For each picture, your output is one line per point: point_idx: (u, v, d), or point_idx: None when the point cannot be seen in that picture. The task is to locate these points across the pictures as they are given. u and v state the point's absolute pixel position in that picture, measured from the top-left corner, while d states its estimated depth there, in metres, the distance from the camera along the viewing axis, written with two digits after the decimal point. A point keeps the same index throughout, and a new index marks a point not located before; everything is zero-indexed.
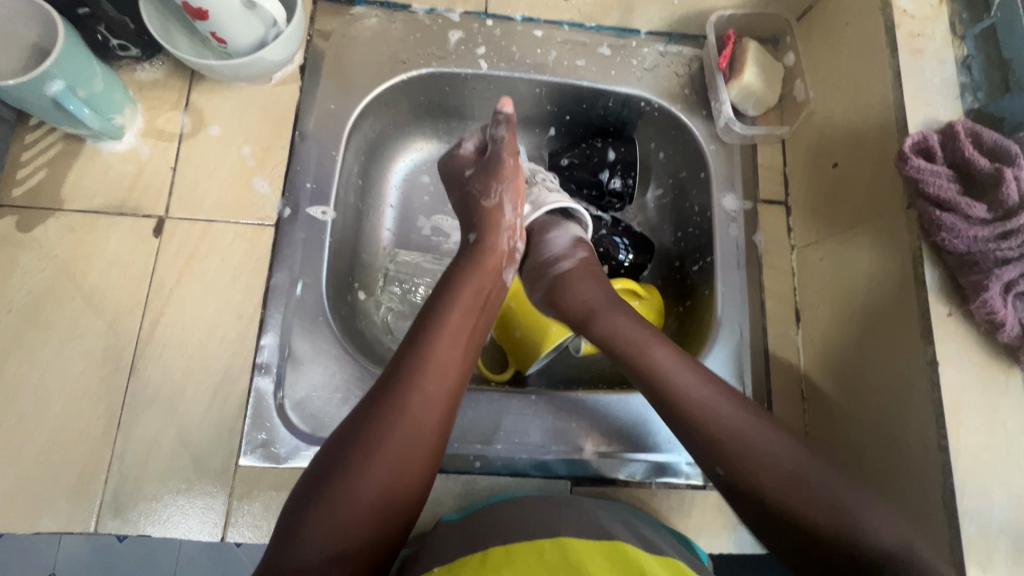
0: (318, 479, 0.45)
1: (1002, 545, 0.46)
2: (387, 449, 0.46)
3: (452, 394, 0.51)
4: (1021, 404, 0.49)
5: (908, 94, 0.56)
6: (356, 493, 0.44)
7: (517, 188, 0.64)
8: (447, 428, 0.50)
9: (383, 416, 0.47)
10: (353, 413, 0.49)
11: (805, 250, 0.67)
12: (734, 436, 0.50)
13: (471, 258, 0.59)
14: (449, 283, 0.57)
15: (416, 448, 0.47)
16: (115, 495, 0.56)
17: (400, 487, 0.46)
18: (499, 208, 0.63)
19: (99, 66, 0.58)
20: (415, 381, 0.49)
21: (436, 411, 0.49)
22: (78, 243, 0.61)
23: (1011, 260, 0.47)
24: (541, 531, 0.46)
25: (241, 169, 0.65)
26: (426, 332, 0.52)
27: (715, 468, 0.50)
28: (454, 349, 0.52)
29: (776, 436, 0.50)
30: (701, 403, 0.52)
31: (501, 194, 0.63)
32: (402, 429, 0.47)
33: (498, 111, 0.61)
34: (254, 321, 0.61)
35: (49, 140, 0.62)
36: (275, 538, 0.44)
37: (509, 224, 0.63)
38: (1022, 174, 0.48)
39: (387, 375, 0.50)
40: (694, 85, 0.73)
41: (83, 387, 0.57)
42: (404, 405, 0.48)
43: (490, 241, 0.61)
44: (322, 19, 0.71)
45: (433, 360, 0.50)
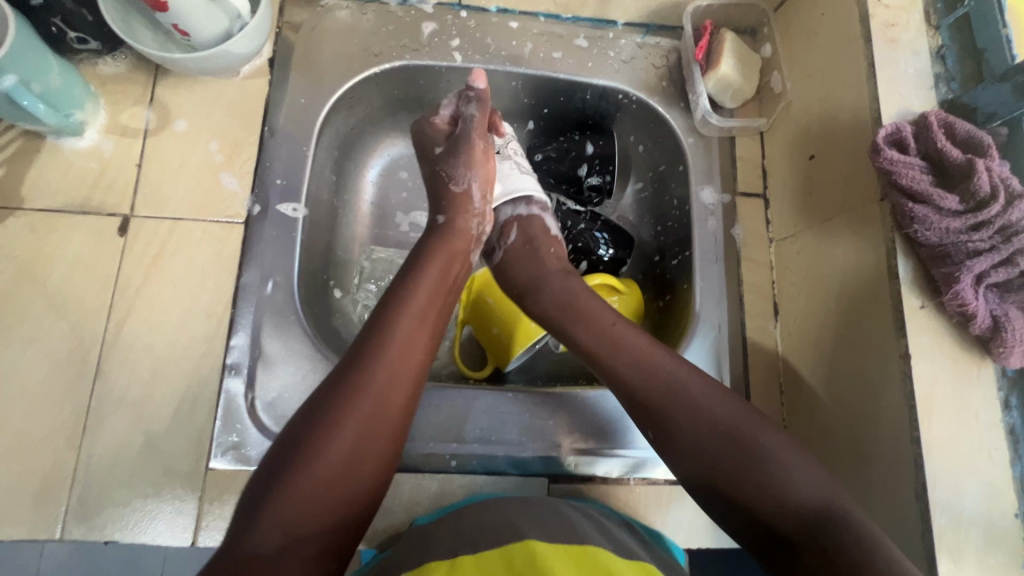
0: (283, 456, 0.44)
1: (972, 536, 0.46)
2: (355, 421, 0.46)
3: (419, 371, 0.50)
4: (993, 395, 0.49)
5: (882, 85, 0.55)
6: (322, 470, 0.43)
7: (486, 177, 0.64)
8: (412, 405, 0.50)
9: (346, 395, 0.46)
10: (316, 393, 0.47)
11: (783, 243, 0.67)
12: (670, 394, 0.51)
13: (438, 238, 0.59)
14: (417, 261, 0.56)
15: (383, 426, 0.47)
16: (81, 501, 0.54)
17: (367, 460, 0.46)
18: (467, 194, 0.63)
19: (56, 59, 0.56)
20: (381, 353, 0.49)
21: (404, 385, 0.49)
22: (39, 243, 0.59)
23: (983, 252, 0.47)
24: (510, 535, 0.45)
25: (209, 165, 0.64)
26: (391, 311, 0.51)
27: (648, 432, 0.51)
28: (420, 323, 0.52)
29: (711, 391, 0.51)
30: (646, 368, 0.53)
31: (470, 181, 0.63)
32: (370, 401, 0.47)
33: (471, 85, 0.63)
34: (224, 321, 0.60)
35: (7, 137, 0.60)
36: (235, 520, 0.43)
37: (479, 211, 0.63)
38: (993, 165, 0.48)
39: (354, 349, 0.49)
40: (672, 76, 0.73)
41: (47, 390, 0.56)
42: (371, 382, 0.47)
43: (459, 224, 0.61)
44: (292, 11, 0.69)
45: (400, 332, 0.50)
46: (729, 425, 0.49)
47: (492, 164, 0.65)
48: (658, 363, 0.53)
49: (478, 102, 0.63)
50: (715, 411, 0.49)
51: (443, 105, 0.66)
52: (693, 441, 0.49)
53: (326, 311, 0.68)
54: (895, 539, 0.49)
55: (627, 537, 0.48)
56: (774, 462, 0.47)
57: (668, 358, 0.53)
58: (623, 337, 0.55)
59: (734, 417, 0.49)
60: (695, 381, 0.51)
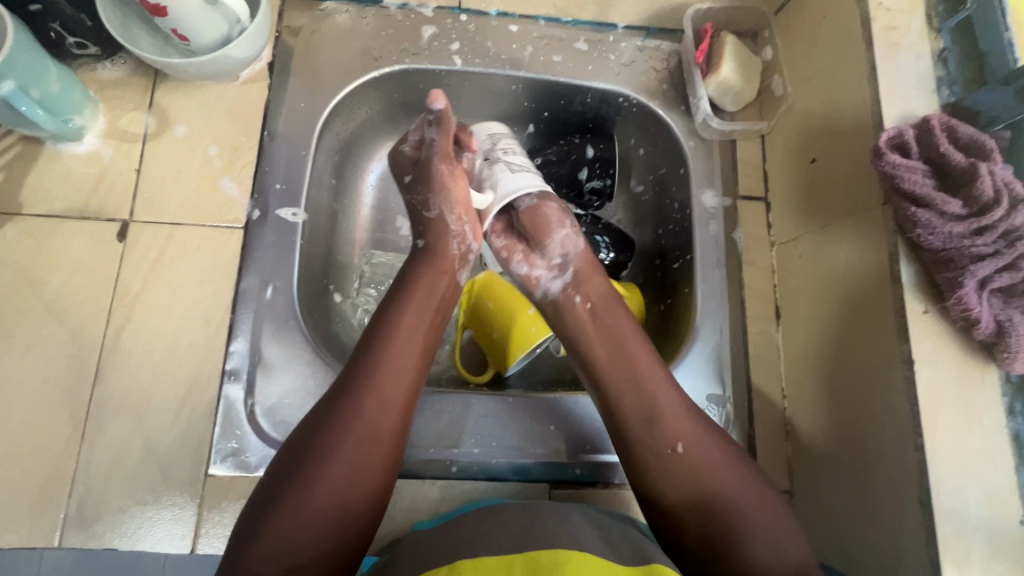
0: (274, 486, 0.44)
1: (977, 543, 0.46)
2: (343, 451, 0.45)
3: (410, 393, 0.50)
4: (997, 401, 0.49)
5: (883, 89, 0.55)
6: (311, 500, 0.43)
7: (457, 194, 0.59)
8: (405, 427, 0.49)
9: (335, 422, 0.46)
10: (307, 421, 0.48)
11: (785, 246, 0.67)
12: (678, 427, 0.51)
13: (424, 261, 0.58)
14: (404, 283, 0.56)
15: (374, 451, 0.47)
16: (79, 508, 0.54)
17: (359, 488, 0.45)
18: (442, 218, 0.60)
19: (54, 65, 0.56)
20: (371, 382, 0.48)
21: (395, 411, 0.48)
22: (39, 248, 0.59)
23: (987, 256, 0.47)
24: (511, 543, 0.44)
25: (208, 170, 0.63)
26: (379, 335, 0.51)
27: (676, 447, 0.50)
28: (410, 348, 0.51)
29: (705, 428, 0.52)
30: (658, 395, 0.52)
31: (442, 204, 0.60)
32: (358, 431, 0.46)
33: (431, 107, 0.59)
34: (223, 326, 0.60)
35: (6, 142, 0.60)
36: (230, 549, 0.43)
37: (458, 231, 0.60)
38: (996, 169, 0.48)
39: (344, 374, 0.49)
40: (672, 80, 0.72)
41: (45, 396, 0.56)
42: (359, 409, 0.47)
43: (440, 246, 0.59)
44: (291, 15, 0.69)
45: (390, 358, 0.50)
46: (716, 467, 0.50)
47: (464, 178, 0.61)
48: (666, 393, 0.53)
49: (439, 124, 0.60)
50: (709, 453, 0.50)
51: (410, 132, 0.63)
52: (697, 476, 0.49)
53: (326, 316, 0.68)
54: (899, 546, 0.49)
55: (630, 540, 0.48)
56: (741, 508, 0.48)
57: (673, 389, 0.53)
58: (638, 358, 0.54)
59: (720, 461, 0.50)
60: (694, 420, 0.52)
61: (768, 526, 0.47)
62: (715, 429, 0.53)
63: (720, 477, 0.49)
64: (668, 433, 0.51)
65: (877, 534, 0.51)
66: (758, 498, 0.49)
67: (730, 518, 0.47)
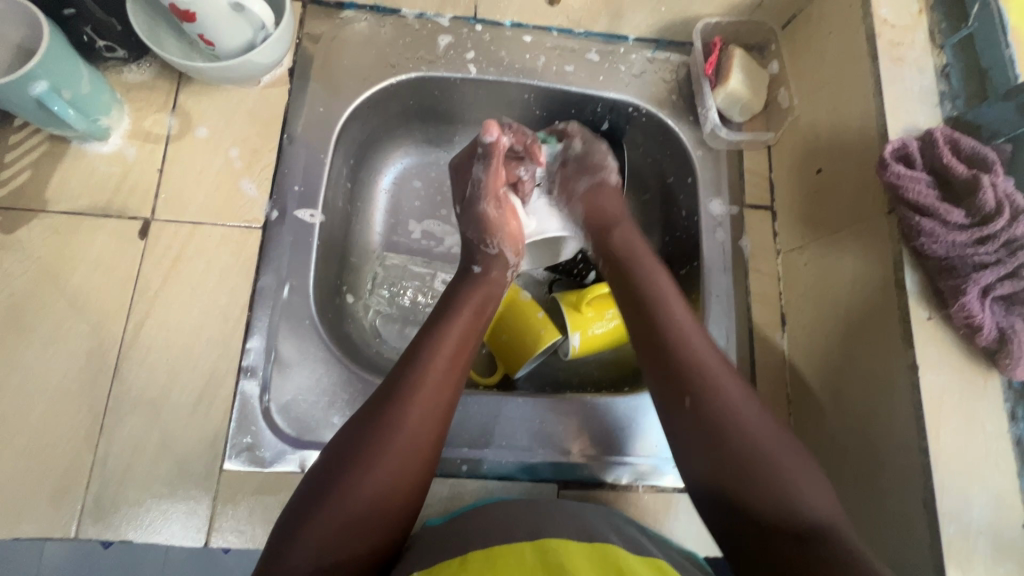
0: (315, 490, 0.46)
1: (981, 546, 0.46)
2: (388, 456, 0.47)
3: (448, 408, 0.52)
4: (1000, 407, 0.50)
5: (889, 103, 0.57)
6: (354, 498, 0.45)
7: (512, 235, 0.67)
8: (442, 436, 0.51)
9: (381, 431, 0.48)
10: (349, 426, 0.50)
11: (790, 255, 0.68)
12: (702, 373, 0.52)
13: (471, 285, 0.61)
14: (449, 302, 0.59)
15: (414, 457, 0.49)
16: (96, 500, 0.55)
17: (396, 494, 0.47)
18: (502, 255, 0.65)
19: (86, 67, 0.57)
20: (412, 394, 0.50)
21: (433, 422, 0.50)
22: (62, 245, 0.60)
23: (989, 265, 0.48)
24: (524, 534, 0.45)
25: (228, 170, 0.65)
26: (424, 347, 0.54)
27: (685, 400, 0.51)
28: (453, 364, 0.54)
29: (736, 384, 0.52)
30: (685, 338, 0.54)
31: (501, 243, 0.65)
32: (401, 437, 0.48)
33: (483, 139, 0.63)
34: (240, 323, 0.61)
35: (33, 141, 0.62)
36: (271, 544, 0.44)
37: (513, 266, 0.66)
38: (998, 181, 0.49)
39: (387, 384, 0.51)
40: (680, 90, 0.74)
41: (64, 390, 0.57)
42: (402, 419, 0.49)
43: (495, 272, 0.64)
44: (311, 22, 0.71)
45: (436, 370, 0.52)
46: (749, 416, 0.50)
47: (517, 222, 0.68)
48: (687, 329, 0.55)
49: (487, 157, 0.65)
50: (738, 403, 0.51)
51: (461, 163, 0.69)
52: (711, 412, 0.50)
53: (340, 317, 0.69)
54: (904, 550, 0.50)
55: (641, 539, 0.49)
56: (782, 461, 0.48)
57: (701, 336, 0.55)
58: (662, 305, 0.57)
59: (754, 415, 0.50)
60: (700, 337, 0.55)
61: (805, 487, 0.47)
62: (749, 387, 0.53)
63: (723, 388, 0.51)
64: (688, 376, 0.52)
65: (882, 536, 0.52)
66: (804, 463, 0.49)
67: (768, 475, 0.47)
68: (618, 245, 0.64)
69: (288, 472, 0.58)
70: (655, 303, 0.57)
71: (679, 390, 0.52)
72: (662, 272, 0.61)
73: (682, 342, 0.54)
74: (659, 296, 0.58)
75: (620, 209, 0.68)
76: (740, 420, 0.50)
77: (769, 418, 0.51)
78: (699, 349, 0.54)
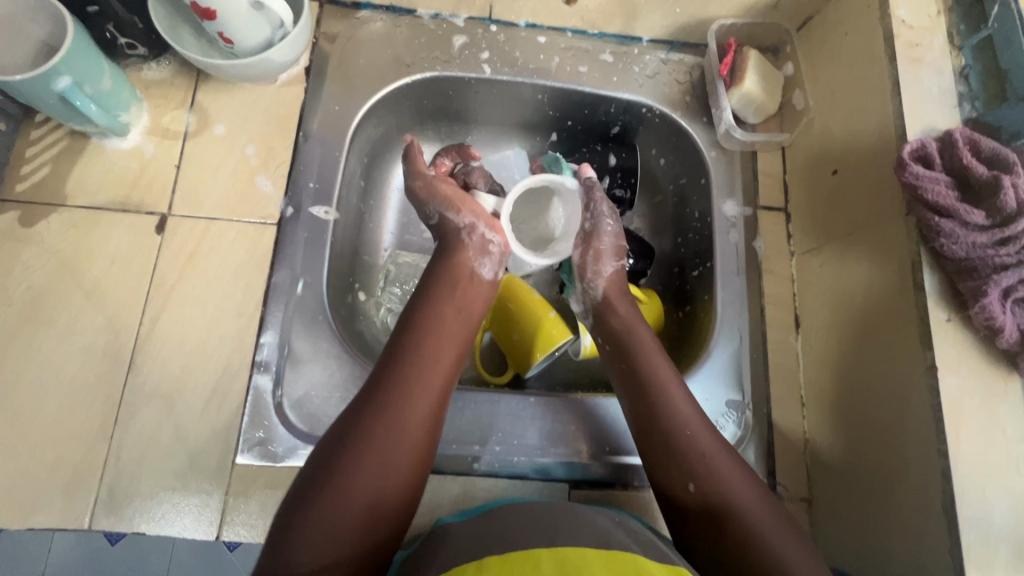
0: (312, 480, 0.46)
1: (1003, 553, 0.45)
2: (380, 445, 0.47)
3: (439, 395, 0.52)
4: (1022, 411, 0.49)
5: (907, 103, 0.56)
6: (347, 492, 0.45)
7: (449, 195, 0.65)
8: (435, 423, 0.51)
9: (373, 420, 0.48)
10: (342, 418, 0.50)
11: (804, 257, 0.68)
12: (701, 461, 0.51)
13: (445, 266, 0.61)
14: (429, 288, 0.59)
15: (406, 444, 0.48)
16: (110, 492, 0.55)
17: (393, 481, 0.47)
18: (444, 219, 0.65)
19: (108, 63, 0.58)
20: (402, 384, 0.51)
21: (424, 409, 0.51)
22: (81, 239, 0.61)
23: (1009, 267, 0.48)
24: (541, 539, 0.45)
25: (245, 167, 0.66)
26: (410, 337, 0.54)
27: (689, 485, 0.50)
28: (440, 351, 0.54)
29: (734, 468, 0.51)
30: (680, 421, 0.53)
31: (439, 211, 0.65)
32: (391, 431, 0.48)
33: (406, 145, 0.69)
34: (254, 318, 0.61)
35: (54, 136, 0.63)
36: (270, 539, 0.44)
37: (465, 227, 0.64)
38: (1019, 182, 0.49)
39: (377, 375, 0.52)
40: (694, 92, 0.74)
41: (80, 382, 0.57)
42: (392, 408, 0.49)
43: (454, 243, 0.64)
44: (328, 22, 0.72)
45: (423, 364, 0.53)
46: (747, 502, 0.49)
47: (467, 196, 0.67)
48: (683, 410, 0.54)
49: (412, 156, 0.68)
50: (735, 489, 0.49)
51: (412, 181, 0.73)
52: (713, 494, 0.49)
53: (352, 314, 0.70)
54: (921, 555, 0.49)
55: (655, 542, 0.48)
56: (789, 553, 0.46)
57: (697, 420, 0.54)
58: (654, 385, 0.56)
59: (748, 496, 0.49)
60: (695, 418, 0.54)
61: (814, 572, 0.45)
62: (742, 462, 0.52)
63: (722, 480, 0.50)
64: (682, 466, 0.51)
65: (899, 541, 0.51)
66: (773, 511, 0.49)
67: (770, 561, 0.45)
68: (618, 325, 0.62)
69: (300, 468, 0.58)
70: (653, 383, 0.56)
71: (679, 476, 0.51)
72: (655, 350, 0.59)
73: (677, 430, 0.53)
74: (656, 377, 0.56)
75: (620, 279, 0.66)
76: (742, 512, 0.48)
77: (768, 507, 0.49)
78: (697, 434, 0.52)
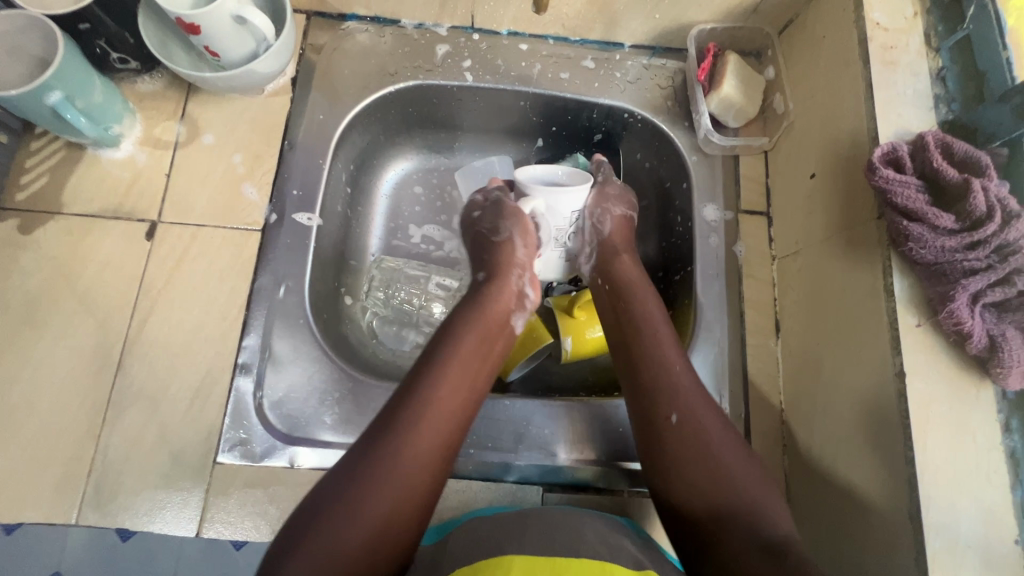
0: (308, 520, 0.44)
1: (969, 562, 0.45)
2: (387, 489, 0.45)
3: (451, 441, 0.50)
4: (993, 418, 0.48)
5: (880, 106, 0.56)
6: (348, 532, 0.43)
7: (526, 225, 0.67)
8: (444, 470, 0.50)
9: (380, 464, 0.46)
10: (347, 456, 0.48)
11: (785, 260, 0.67)
12: (685, 399, 0.53)
13: (477, 303, 0.60)
14: (455, 323, 0.57)
15: (414, 491, 0.47)
16: (96, 489, 0.57)
17: (394, 531, 0.45)
18: (511, 240, 0.66)
19: (98, 78, 0.61)
20: (415, 426, 0.49)
21: (436, 455, 0.49)
22: (75, 245, 0.64)
23: (978, 271, 0.47)
24: (509, 548, 0.47)
25: (232, 175, 0.68)
26: (429, 373, 0.52)
27: (671, 417, 0.52)
28: (460, 392, 0.52)
29: (716, 415, 0.53)
30: (666, 362, 0.55)
31: (510, 231, 0.67)
32: (403, 460, 0.47)
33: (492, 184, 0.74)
34: (238, 321, 0.63)
35: (52, 148, 0.66)
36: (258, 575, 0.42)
37: (520, 263, 0.66)
38: (991, 185, 0.48)
39: (390, 413, 0.50)
40: (676, 97, 0.74)
41: (71, 382, 0.60)
42: (402, 451, 0.47)
43: (499, 282, 0.63)
44: (314, 34, 0.74)
45: (442, 392, 0.51)
46: (724, 447, 0.51)
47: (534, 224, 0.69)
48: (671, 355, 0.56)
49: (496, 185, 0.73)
50: (713, 428, 0.52)
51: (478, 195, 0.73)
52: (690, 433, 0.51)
53: (337, 318, 0.72)
54: (887, 562, 0.48)
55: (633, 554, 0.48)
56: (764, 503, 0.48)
57: (685, 368, 0.56)
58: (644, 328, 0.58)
59: (733, 453, 0.51)
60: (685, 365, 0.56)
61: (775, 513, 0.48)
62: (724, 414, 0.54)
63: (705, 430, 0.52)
64: (669, 396, 0.53)
65: (867, 549, 0.51)
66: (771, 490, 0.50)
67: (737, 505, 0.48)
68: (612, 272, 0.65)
69: (278, 467, 0.59)
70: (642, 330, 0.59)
71: (665, 407, 0.53)
72: (649, 296, 0.62)
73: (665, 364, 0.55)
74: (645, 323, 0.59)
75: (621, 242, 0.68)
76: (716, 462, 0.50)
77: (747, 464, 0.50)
78: (684, 378, 0.55)
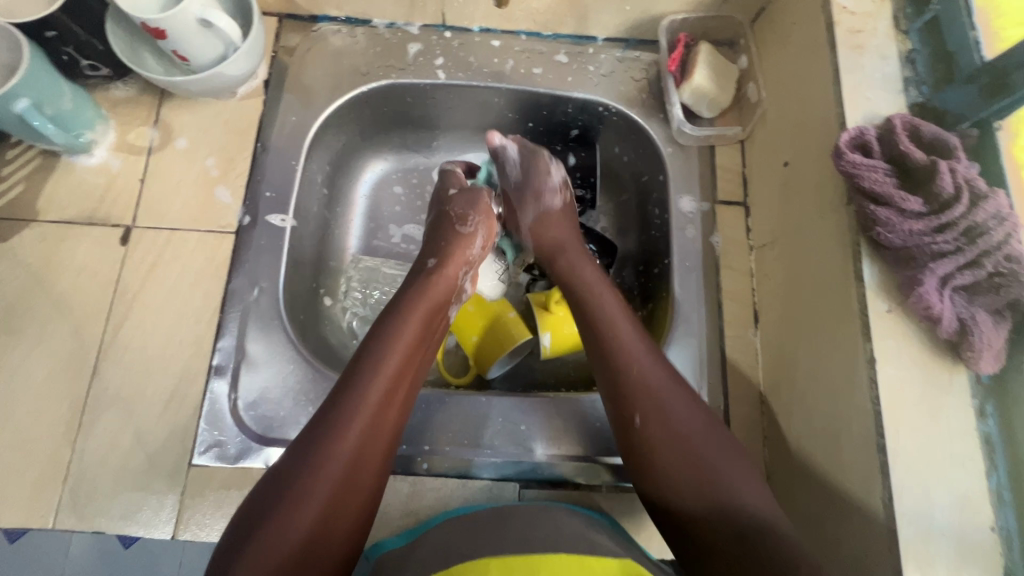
0: (257, 511, 0.44)
1: (943, 550, 0.44)
2: (331, 474, 0.46)
3: (394, 423, 0.51)
4: (967, 403, 0.47)
5: (847, 91, 0.55)
6: (296, 519, 0.44)
7: (492, 227, 0.68)
8: (390, 450, 0.51)
9: (323, 451, 0.46)
10: (292, 446, 0.48)
11: (761, 250, 0.67)
12: (651, 396, 0.53)
13: (424, 287, 0.59)
14: (398, 308, 0.57)
15: (361, 473, 0.48)
16: (72, 493, 0.57)
17: (343, 514, 0.46)
18: (472, 235, 0.66)
19: (67, 85, 0.61)
20: (355, 410, 0.49)
21: (381, 437, 0.50)
22: (50, 252, 0.64)
23: (947, 254, 0.46)
24: (484, 549, 0.46)
25: (205, 179, 0.68)
26: (370, 359, 0.52)
27: (634, 421, 0.52)
28: (400, 374, 0.53)
29: (683, 403, 0.52)
30: (624, 356, 0.55)
31: (475, 227, 0.66)
32: (351, 439, 0.48)
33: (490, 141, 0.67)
34: (213, 324, 0.63)
35: (27, 156, 0.66)
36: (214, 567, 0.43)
37: (472, 259, 0.65)
38: (958, 167, 0.47)
39: (330, 401, 0.49)
40: (651, 89, 0.74)
41: (47, 388, 0.60)
42: (345, 437, 0.47)
43: (448, 269, 0.62)
44: (287, 36, 0.74)
45: (385, 377, 0.51)
46: (693, 433, 0.51)
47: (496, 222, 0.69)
48: (629, 351, 0.55)
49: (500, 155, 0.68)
50: (678, 419, 0.51)
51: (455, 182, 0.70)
52: (656, 435, 0.51)
53: (315, 319, 0.72)
54: (861, 551, 0.47)
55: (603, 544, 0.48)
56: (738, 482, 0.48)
57: (645, 355, 0.55)
58: (604, 321, 0.58)
59: (703, 435, 0.51)
60: (644, 354, 0.55)
61: (747, 489, 0.48)
62: (691, 396, 0.54)
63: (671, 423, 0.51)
64: (631, 403, 0.53)
65: (842, 539, 0.50)
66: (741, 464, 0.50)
67: (713, 493, 0.48)
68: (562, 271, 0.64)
69: (253, 468, 0.59)
70: (597, 331, 0.58)
71: (629, 410, 0.53)
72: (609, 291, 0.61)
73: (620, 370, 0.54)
74: (605, 324, 0.58)
75: (568, 232, 0.68)
76: (688, 452, 0.50)
77: (717, 446, 0.50)
78: (645, 372, 0.54)
